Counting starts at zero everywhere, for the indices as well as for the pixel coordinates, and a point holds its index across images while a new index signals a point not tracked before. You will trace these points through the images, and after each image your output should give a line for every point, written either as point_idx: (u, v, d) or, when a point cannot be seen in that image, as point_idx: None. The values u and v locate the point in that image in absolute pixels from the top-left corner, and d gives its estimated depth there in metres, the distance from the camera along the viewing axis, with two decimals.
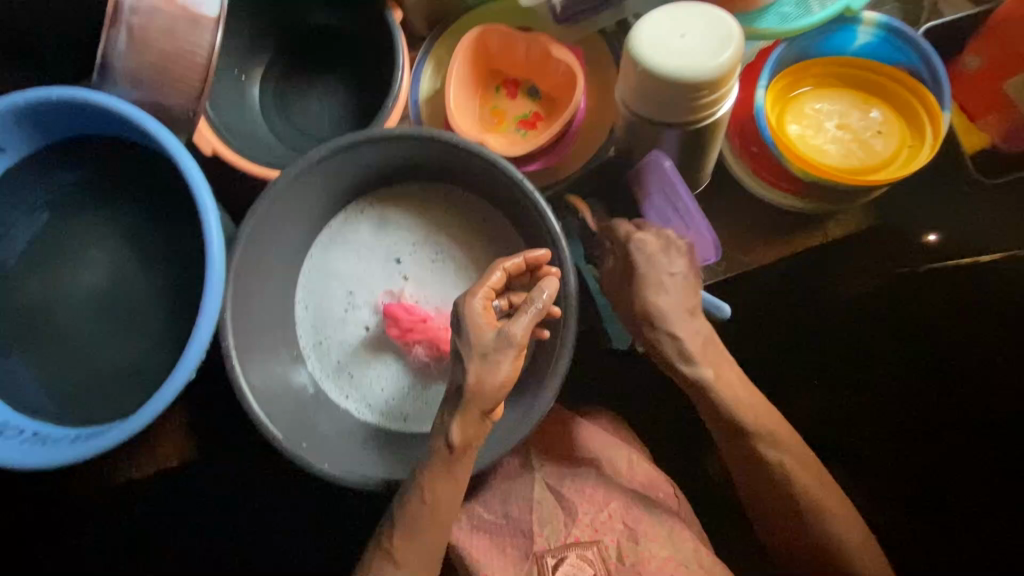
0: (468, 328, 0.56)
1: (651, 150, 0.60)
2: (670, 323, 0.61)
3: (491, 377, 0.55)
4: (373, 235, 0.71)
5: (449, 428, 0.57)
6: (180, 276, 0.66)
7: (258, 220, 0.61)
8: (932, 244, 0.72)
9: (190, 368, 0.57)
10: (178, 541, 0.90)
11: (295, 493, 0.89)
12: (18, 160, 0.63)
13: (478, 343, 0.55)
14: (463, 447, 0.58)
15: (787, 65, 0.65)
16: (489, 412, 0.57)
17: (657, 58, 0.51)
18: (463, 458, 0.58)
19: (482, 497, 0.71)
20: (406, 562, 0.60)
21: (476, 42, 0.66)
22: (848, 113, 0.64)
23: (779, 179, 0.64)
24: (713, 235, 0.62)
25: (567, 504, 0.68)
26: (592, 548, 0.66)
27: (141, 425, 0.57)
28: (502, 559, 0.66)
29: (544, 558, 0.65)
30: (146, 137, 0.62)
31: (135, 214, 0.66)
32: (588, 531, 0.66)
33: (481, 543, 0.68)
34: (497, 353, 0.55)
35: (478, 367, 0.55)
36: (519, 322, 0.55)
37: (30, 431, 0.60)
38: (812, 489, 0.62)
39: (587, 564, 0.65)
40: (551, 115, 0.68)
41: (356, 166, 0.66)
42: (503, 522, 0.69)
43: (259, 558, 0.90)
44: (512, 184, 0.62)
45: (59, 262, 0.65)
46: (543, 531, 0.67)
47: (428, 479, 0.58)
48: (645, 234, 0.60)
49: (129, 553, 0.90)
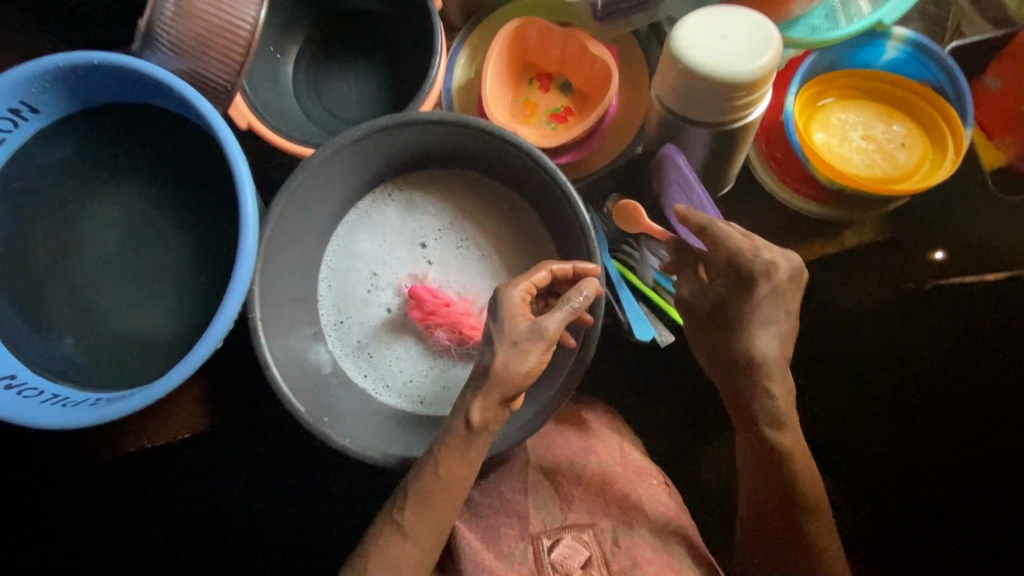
0: (504, 315, 0.57)
1: (666, 145, 0.61)
2: (769, 375, 0.60)
3: (516, 365, 0.55)
4: (400, 219, 0.72)
5: (471, 408, 0.57)
6: (206, 247, 0.66)
7: (290, 196, 0.62)
8: (938, 261, 0.76)
9: (218, 337, 0.57)
10: (179, 514, 0.91)
11: (299, 472, 0.89)
12: (52, 123, 0.64)
13: (510, 329, 0.56)
14: (481, 429, 0.58)
15: (816, 74, 0.66)
16: (511, 399, 0.57)
17: (697, 58, 0.52)
18: (479, 440, 0.58)
19: (479, 483, 0.72)
20: (413, 531, 0.60)
21: (515, 34, 0.67)
22: (872, 125, 0.65)
23: (803, 186, 0.66)
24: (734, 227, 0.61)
25: (563, 491, 0.70)
26: (588, 530, 0.68)
27: (164, 391, 0.58)
28: (498, 539, 0.68)
29: (540, 538, 0.68)
30: (182, 106, 0.62)
31: (163, 183, 0.67)
32: (584, 515, 0.69)
33: (480, 529, 0.69)
34: (527, 342, 0.55)
35: (505, 353, 0.55)
36: (553, 318, 0.55)
37: (51, 393, 0.61)
38: (819, 505, 0.61)
39: (583, 546, 0.68)
40: (583, 110, 0.69)
41: (389, 148, 0.67)
42: (498, 504, 0.70)
43: (257, 536, 0.90)
44: (546, 175, 0.62)
45: (85, 226, 0.66)
46: (539, 514, 0.69)
47: (443, 453, 0.58)
48: (775, 259, 0.57)
49: (128, 523, 0.91)
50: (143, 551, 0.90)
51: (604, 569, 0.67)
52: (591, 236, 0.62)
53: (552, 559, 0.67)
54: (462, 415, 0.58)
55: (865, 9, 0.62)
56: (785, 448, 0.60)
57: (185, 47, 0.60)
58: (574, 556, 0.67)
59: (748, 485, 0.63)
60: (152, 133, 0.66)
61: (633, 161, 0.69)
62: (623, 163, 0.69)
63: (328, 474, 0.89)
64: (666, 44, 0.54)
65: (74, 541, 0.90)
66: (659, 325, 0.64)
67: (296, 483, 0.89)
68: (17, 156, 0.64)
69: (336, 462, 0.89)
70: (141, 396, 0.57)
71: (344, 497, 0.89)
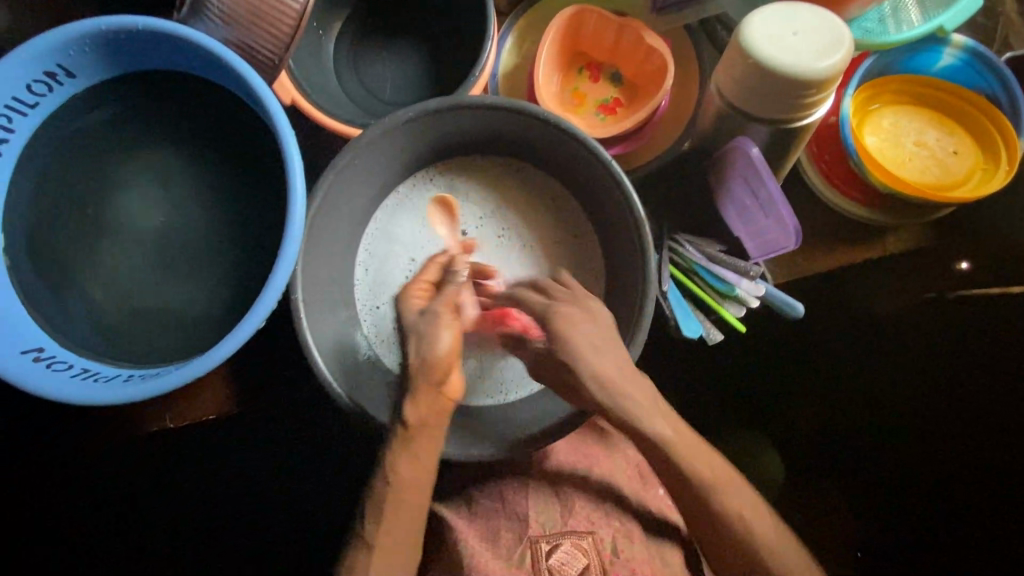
0: (405, 306, 0.62)
1: (739, 137, 0.59)
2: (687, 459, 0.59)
3: (432, 350, 0.58)
4: (440, 205, 0.71)
5: (405, 407, 0.57)
6: (244, 225, 0.64)
7: (336, 175, 0.61)
8: (964, 271, 0.74)
9: (261, 317, 0.56)
10: (189, 492, 0.91)
11: (312, 458, 0.89)
12: (89, 88, 0.62)
13: (421, 329, 0.59)
14: (422, 426, 0.57)
15: (871, 77, 0.66)
16: (440, 384, 0.58)
17: (769, 53, 0.52)
18: (421, 438, 0.57)
19: (485, 486, 0.74)
20: (379, 544, 0.58)
21: (570, 21, 0.65)
22: (925, 132, 0.65)
23: (851, 190, 0.66)
24: (795, 223, 0.58)
25: (564, 498, 0.72)
26: (587, 538, 0.69)
27: (201, 371, 0.56)
28: (498, 545, 0.70)
29: (538, 543, 0.69)
30: (228, 78, 0.60)
31: (201, 157, 0.65)
32: (584, 523, 0.70)
33: (477, 530, 0.71)
34: (426, 326, 0.59)
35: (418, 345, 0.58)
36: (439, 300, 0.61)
37: (80, 367, 0.59)
38: (751, 520, 0.59)
39: (581, 554, 0.68)
40: (633, 103, 0.69)
41: (435, 132, 0.65)
42: (500, 506, 0.72)
43: (267, 518, 0.91)
44: (599, 166, 0.61)
45: (118, 195, 0.64)
46: (539, 518, 0.71)
47: (390, 452, 0.57)
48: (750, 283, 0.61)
49: (138, 500, 0.90)
50: (150, 528, 0.91)
51: None
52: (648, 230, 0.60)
53: (549, 565, 0.67)
54: (398, 417, 0.57)
55: (916, 22, 0.62)
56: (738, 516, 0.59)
57: (235, 17, 0.59)
58: (572, 563, 0.67)
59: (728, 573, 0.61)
60: (191, 106, 0.64)
61: (680, 158, 0.67)
62: (670, 160, 0.67)
63: (335, 467, 0.89)
64: (735, 38, 0.53)
65: (84, 515, 0.90)
66: (706, 323, 0.62)
67: (303, 474, 0.90)
68: (50, 119, 0.62)
69: (342, 454, 0.89)
70: (178, 375, 0.56)
71: (348, 492, 0.89)
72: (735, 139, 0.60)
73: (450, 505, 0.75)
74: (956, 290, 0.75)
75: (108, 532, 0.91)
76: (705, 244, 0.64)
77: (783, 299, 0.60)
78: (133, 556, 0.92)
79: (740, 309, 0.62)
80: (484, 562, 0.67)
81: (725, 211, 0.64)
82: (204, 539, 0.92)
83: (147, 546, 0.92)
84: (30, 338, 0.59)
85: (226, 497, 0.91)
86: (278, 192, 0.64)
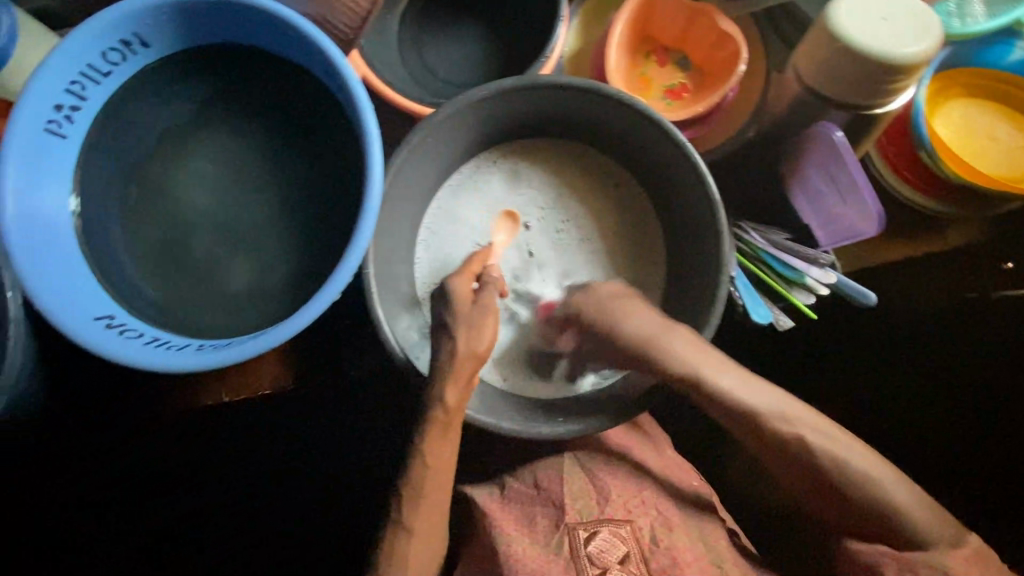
0: (448, 297, 0.60)
1: (822, 120, 0.60)
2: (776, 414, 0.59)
3: (479, 341, 0.57)
4: (503, 187, 0.71)
5: (444, 391, 0.56)
6: (306, 198, 0.63)
7: (410, 152, 0.61)
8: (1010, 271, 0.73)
9: (338, 289, 0.56)
10: (221, 467, 0.91)
11: (347, 435, 0.90)
12: (162, 55, 0.61)
13: (466, 316, 0.58)
14: (458, 411, 0.57)
15: (941, 70, 0.66)
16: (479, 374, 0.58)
17: (858, 36, 0.52)
18: (457, 420, 0.57)
19: (516, 470, 0.72)
20: (415, 528, 0.59)
21: (644, 5, 0.66)
22: (994, 126, 0.66)
23: (920, 182, 0.66)
24: (878, 206, 0.59)
25: (600, 485, 0.69)
26: (626, 526, 0.66)
27: (275, 340, 0.56)
28: (531, 530, 0.67)
29: (575, 530, 0.66)
30: (303, 49, 0.60)
31: (265, 128, 0.63)
32: (621, 511, 0.67)
33: (510, 515, 0.68)
34: (475, 316, 0.58)
35: (467, 334, 0.57)
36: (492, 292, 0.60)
37: (151, 335, 0.58)
38: (849, 463, 0.58)
39: (620, 541, 0.65)
40: (699, 89, 0.69)
41: (505, 112, 0.65)
42: (534, 492, 0.70)
43: (300, 493, 0.92)
44: (673, 147, 0.61)
45: (183, 164, 0.63)
46: (575, 505, 0.68)
47: (425, 440, 0.57)
48: (822, 274, 0.60)
49: (168, 474, 0.90)
50: (184, 499, 0.91)
51: (642, 566, 0.65)
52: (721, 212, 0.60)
53: (589, 552, 0.64)
54: (437, 400, 0.56)
55: (979, 16, 0.62)
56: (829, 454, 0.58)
57: None
58: (612, 551, 0.65)
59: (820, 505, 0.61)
60: (260, 78, 0.63)
61: (742, 146, 0.67)
62: (732, 147, 0.67)
63: (368, 445, 0.91)
64: (822, 20, 0.53)
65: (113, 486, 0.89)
66: (776, 310, 0.63)
67: (339, 451, 0.91)
68: (120, 88, 0.61)
69: (378, 433, 0.90)
70: (253, 344, 0.55)
71: (381, 469, 0.91)
72: (818, 123, 0.61)
73: (478, 489, 0.72)
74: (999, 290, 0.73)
75: (143, 502, 0.91)
76: (771, 232, 0.64)
77: (854, 287, 0.60)
78: (167, 526, 0.92)
79: (808, 297, 0.62)
80: (518, 549, 0.64)
81: (794, 197, 0.64)
82: (239, 511, 0.92)
83: (181, 516, 0.92)
84: (100, 306, 0.58)
85: (262, 472, 0.92)
86: (343, 164, 0.63)
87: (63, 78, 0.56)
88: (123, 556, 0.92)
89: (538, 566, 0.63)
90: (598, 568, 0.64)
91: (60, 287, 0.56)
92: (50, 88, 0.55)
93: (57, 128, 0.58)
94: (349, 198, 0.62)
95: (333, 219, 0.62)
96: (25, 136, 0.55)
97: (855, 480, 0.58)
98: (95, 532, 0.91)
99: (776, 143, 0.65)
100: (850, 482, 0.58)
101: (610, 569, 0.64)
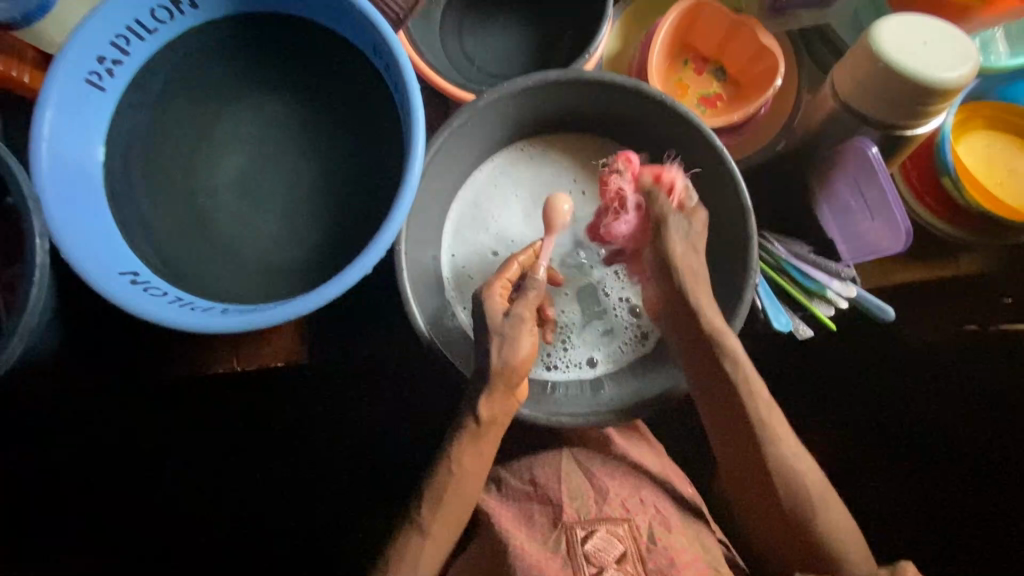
0: (482, 308, 0.59)
1: (856, 137, 0.62)
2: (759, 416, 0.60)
3: (513, 355, 0.56)
4: (538, 175, 0.72)
5: (477, 404, 0.56)
6: (343, 171, 0.63)
7: (450, 135, 0.62)
8: (1007, 304, 0.74)
9: (371, 262, 0.55)
10: (216, 447, 0.91)
11: (350, 418, 0.91)
12: (212, 18, 0.62)
13: (491, 325, 0.57)
14: (490, 423, 0.57)
15: (966, 101, 0.69)
16: (516, 386, 0.57)
17: (897, 55, 0.54)
18: (489, 432, 0.57)
19: (510, 464, 0.70)
20: (434, 531, 0.58)
21: (689, 12, 0.67)
22: (1014, 159, 0.68)
23: (939, 208, 0.68)
24: (907, 225, 0.60)
25: (597, 483, 0.67)
26: (623, 525, 0.64)
27: (305, 308, 0.55)
28: (529, 527, 0.65)
29: (573, 529, 0.64)
30: (354, 23, 0.60)
31: (303, 99, 0.64)
32: (619, 510, 0.65)
33: (507, 513, 0.66)
34: (512, 327, 0.57)
35: (498, 348, 0.56)
36: (525, 303, 0.58)
37: (175, 295, 0.57)
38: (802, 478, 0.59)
39: (617, 540, 0.63)
40: (733, 101, 0.71)
41: (546, 102, 0.66)
42: (531, 488, 0.68)
43: (294, 477, 0.92)
44: (708, 152, 0.62)
45: (216, 126, 0.63)
46: (573, 503, 0.66)
47: (456, 445, 0.58)
48: (840, 284, 0.62)
49: (161, 454, 0.90)
50: (183, 475, 0.91)
51: (639, 565, 0.63)
52: (750, 217, 0.61)
53: (586, 551, 0.63)
54: (469, 412, 0.57)
55: (1002, 54, 0.65)
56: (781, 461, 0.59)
57: None
58: (609, 550, 0.63)
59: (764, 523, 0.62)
60: (304, 50, 0.63)
61: (772, 159, 0.70)
62: (763, 159, 0.69)
63: (373, 427, 0.91)
64: (864, 38, 0.56)
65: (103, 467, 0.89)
66: (796, 319, 0.64)
67: (341, 427, 0.91)
68: (163, 48, 0.61)
69: (382, 410, 0.90)
70: (278, 310, 0.55)
71: (383, 444, 0.92)
72: (853, 138, 0.62)
73: None
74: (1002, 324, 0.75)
75: (141, 477, 0.90)
76: (792, 244, 0.66)
77: (873, 301, 0.62)
78: (162, 507, 0.91)
79: (829, 308, 0.63)
80: (516, 544, 0.62)
81: (823, 209, 0.67)
82: (237, 488, 0.92)
83: (179, 493, 0.91)
84: (124, 260, 0.57)
85: (264, 448, 0.91)
86: (382, 140, 0.63)
87: (110, 31, 0.56)
88: (113, 536, 0.91)
89: (536, 561, 0.61)
90: (594, 567, 0.62)
91: (85, 237, 0.55)
92: (96, 39, 0.55)
93: (97, 81, 0.57)
94: (388, 174, 0.62)
95: (367, 192, 0.62)
96: (66, 84, 0.55)
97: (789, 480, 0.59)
98: (86, 505, 0.89)
99: (806, 158, 0.67)
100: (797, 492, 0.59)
101: (606, 569, 0.62)
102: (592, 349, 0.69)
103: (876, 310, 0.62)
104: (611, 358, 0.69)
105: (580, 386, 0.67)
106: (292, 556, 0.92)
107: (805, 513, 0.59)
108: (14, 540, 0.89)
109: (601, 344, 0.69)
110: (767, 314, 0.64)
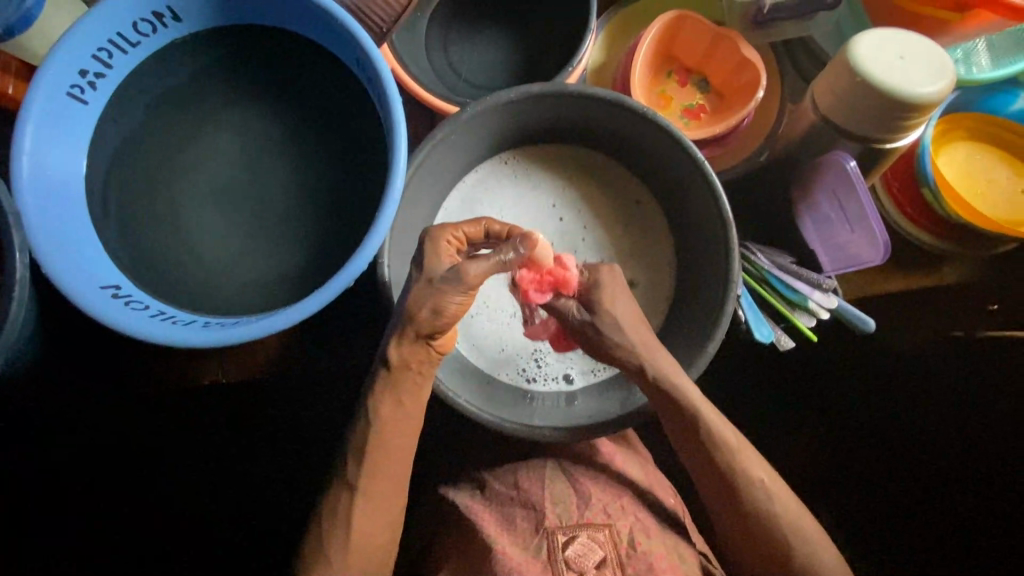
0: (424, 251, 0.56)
1: (834, 150, 0.63)
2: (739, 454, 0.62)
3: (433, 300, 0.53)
4: (521, 187, 0.73)
5: (387, 347, 0.55)
6: (327, 183, 0.63)
7: (433, 148, 0.62)
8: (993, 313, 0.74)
9: (352, 276, 0.55)
10: (204, 452, 0.91)
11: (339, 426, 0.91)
12: (196, 31, 0.62)
13: (429, 267, 0.55)
14: (401, 366, 0.55)
15: (947, 112, 0.70)
16: (430, 336, 0.54)
17: (875, 69, 0.55)
18: (407, 382, 0.56)
19: (496, 470, 0.70)
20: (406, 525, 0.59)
21: (672, 24, 0.67)
22: (995, 170, 0.69)
23: (921, 217, 0.69)
24: (885, 238, 0.62)
25: (580, 489, 0.67)
26: (604, 531, 0.64)
27: (285, 322, 0.55)
28: (511, 532, 0.65)
29: (554, 535, 0.64)
30: (337, 36, 0.60)
31: (286, 111, 0.64)
32: (600, 515, 0.65)
33: (490, 517, 0.66)
34: (443, 283, 0.53)
35: (422, 287, 0.54)
36: (476, 265, 0.53)
37: (157, 308, 0.57)
38: (773, 501, 0.62)
39: (598, 546, 0.63)
40: (716, 112, 0.71)
41: (531, 115, 0.66)
42: (513, 493, 0.68)
43: (280, 482, 0.92)
44: (690, 164, 0.62)
45: (197, 138, 0.63)
46: (555, 509, 0.66)
47: (387, 416, 0.57)
48: (822, 296, 0.62)
49: (150, 459, 0.90)
50: (177, 478, 0.91)
51: (618, 571, 0.63)
52: (732, 228, 0.62)
53: (566, 557, 0.62)
54: (382, 356, 0.56)
55: (984, 65, 0.65)
56: (750, 490, 0.62)
57: None
58: (589, 555, 0.63)
59: (730, 538, 0.65)
60: (288, 62, 0.63)
61: (755, 170, 0.70)
62: (746, 169, 0.70)
63: None
64: (844, 52, 0.56)
65: (93, 472, 0.89)
66: (777, 330, 0.65)
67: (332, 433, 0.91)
68: (145, 61, 0.61)
69: None
70: (259, 324, 0.55)
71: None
72: (832, 152, 0.63)
73: (460, 491, 0.71)
74: (988, 331, 0.74)
75: (130, 481, 0.90)
76: (775, 255, 0.66)
77: (854, 313, 0.62)
78: (151, 511, 0.91)
79: (810, 320, 0.63)
80: (499, 547, 0.63)
81: (803, 220, 0.66)
82: (234, 490, 0.92)
83: (173, 493, 0.91)
84: (106, 274, 0.57)
85: (253, 454, 0.92)
86: (366, 153, 0.63)
87: (91, 45, 0.56)
88: (101, 539, 0.91)
89: (516, 565, 0.61)
90: (575, 572, 0.62)
91: (67, 251, 0.55)
92: (77, 52, 0.55)
93: (78, 94, 0.57)
94: (371, 187, 0.62)
95: (349, 204, 0.62)
96: (46, 98, 0.54)
97: (761, 499, 0.62)
98: (75, 509, 0.90)
99: (788, 168, 0.68)
100: (768, 512, 0.62)
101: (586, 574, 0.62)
102: (566, 365, 0.70)
103: (857, 322, 0.63)
104: (586, 373, 0.70)
105: (555, 397, 0.67)
106: (282, 558, 0.93)
107: (776, 527, 0.62)
108: (14, 540, 0.89)
109: (574, 360, 0.70)
110: (750, 325, 0.64)
